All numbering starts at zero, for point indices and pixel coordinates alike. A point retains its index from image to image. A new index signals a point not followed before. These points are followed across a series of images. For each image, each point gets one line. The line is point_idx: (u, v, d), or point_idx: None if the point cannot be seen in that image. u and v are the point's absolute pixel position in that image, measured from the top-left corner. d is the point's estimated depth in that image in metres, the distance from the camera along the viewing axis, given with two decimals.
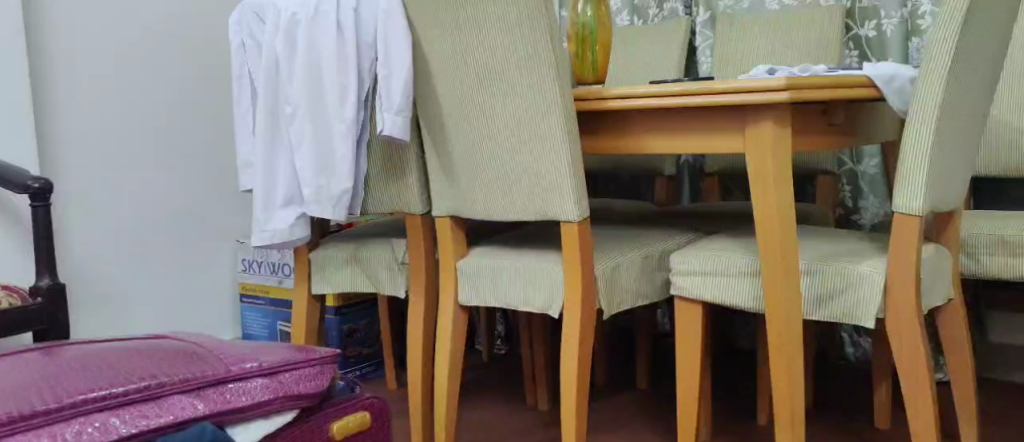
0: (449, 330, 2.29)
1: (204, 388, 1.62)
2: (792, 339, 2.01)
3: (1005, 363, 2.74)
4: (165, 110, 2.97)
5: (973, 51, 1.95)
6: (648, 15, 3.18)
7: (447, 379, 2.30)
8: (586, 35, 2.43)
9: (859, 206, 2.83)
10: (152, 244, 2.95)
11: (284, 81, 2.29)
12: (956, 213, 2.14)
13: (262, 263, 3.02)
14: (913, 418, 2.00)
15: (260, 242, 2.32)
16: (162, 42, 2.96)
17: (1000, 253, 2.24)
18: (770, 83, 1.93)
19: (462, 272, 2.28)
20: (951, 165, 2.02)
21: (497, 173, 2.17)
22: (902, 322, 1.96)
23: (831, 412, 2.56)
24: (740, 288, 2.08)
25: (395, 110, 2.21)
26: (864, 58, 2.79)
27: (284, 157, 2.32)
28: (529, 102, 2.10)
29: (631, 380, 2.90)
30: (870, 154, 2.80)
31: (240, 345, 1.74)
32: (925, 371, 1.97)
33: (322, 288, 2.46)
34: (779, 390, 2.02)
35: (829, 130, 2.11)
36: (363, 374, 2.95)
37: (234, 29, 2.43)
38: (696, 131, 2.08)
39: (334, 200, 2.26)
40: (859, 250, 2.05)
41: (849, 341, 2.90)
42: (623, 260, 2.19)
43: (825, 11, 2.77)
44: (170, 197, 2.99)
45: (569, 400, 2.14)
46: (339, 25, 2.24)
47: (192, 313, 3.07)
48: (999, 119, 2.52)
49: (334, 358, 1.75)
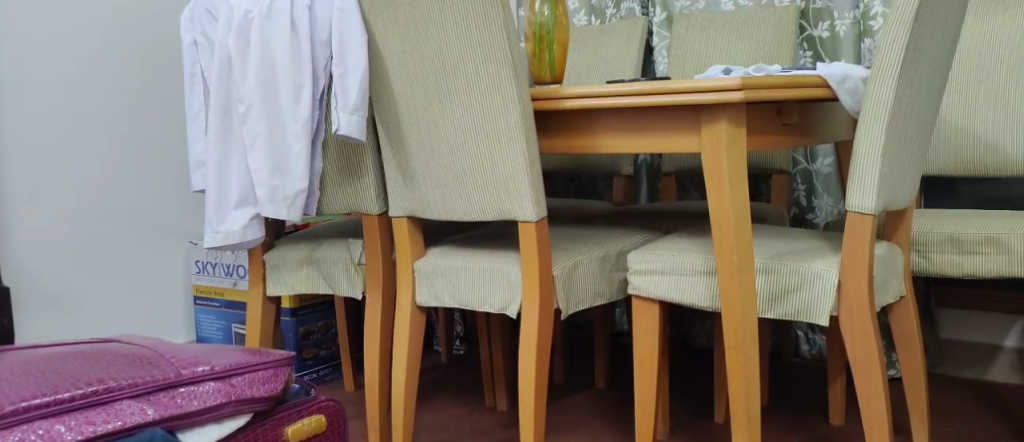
0: (407, 330, 2.28)
1: (153, 393, 1.61)
2: (747, 338, 2.02)
3: (955, 359, 2.77)
4: (117, 110, 2.94)
5: (923, 52, 1.97)
6: (606, 15, 3.19)
7: (404, 379, 2.29)
8: (543, 34, 2.43)
9: (813, 205, 2.85)
10: (104, 245, 2.92)
11: (236, 79, 2.27)
12: (908, 212, 2.16)
13: (214, 264, 2.99)
14: (866, 415, 2.02)
15: (212, 244, 2.30)
16: (112, 42, 2.93)
17: (949, 251, 2.27)
18: (723, 83, 1.93)
19: (420, 272, 2.27)
20: (903, 164, 2.04)
21: (453, 171, 2.17)
22: (855, 320, 1.97)
23: (786, 409, 2.58)
24: (696, 287, 2.08)
25: (350, 109, 2.19)
26: (818, 58, 2.82)
27: (237, 157, 2.29)
28: (486, 100, 2.09)
29: (588, 379, 2.90)
30: (823, 153, 2.82)
31: (191, 349, 1.72)
32: (878, 369, 1.99)
33: (278, 290, 2.44)
34: (735, 388, 2.03)
35: (784, 129, 2.12)
36: (318, 377, 2.93)
37: (185, 27, 2.39)
38: (652, 130, 2.08)
39: (289, 201, 2.24)
40: (814, 249, 2.07)
41: (804, 339, 2.91)
42: (581, 260, 2.19)
43: (780, 11, 2.79)
44: (121, 197, 2.95)
45: (527, 399, 2.14)
46: (293, 23, 2.23)
47: (146, 315, 3.03)
48: (949, 119, 2.55)
49: (289, 361, 1.73)
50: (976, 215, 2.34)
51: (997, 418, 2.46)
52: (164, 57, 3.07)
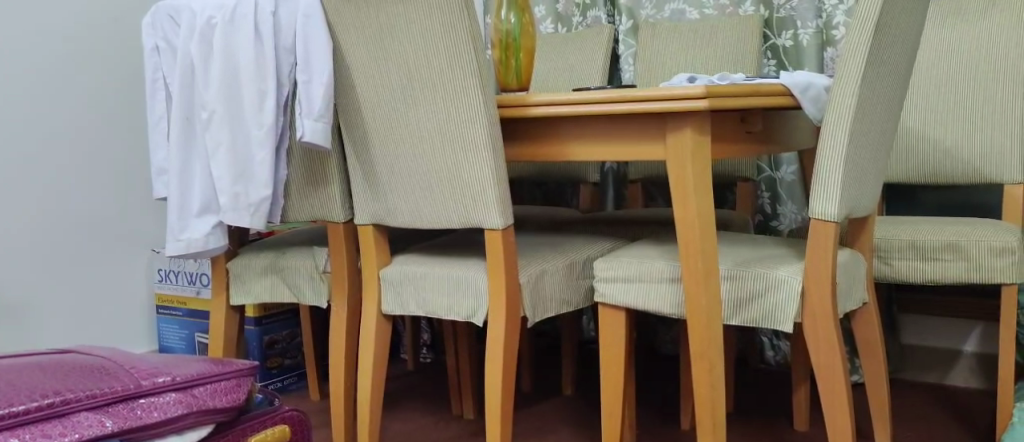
0: (373, 338, 2.27)
1: (112, 404, 1.60)
2: (712, 345, 2.02)
3: (917, 365, 2.79)
4: (77, 118, 2.91)
5: (885, 60, 1.98)
6: (572, 23, 3.19)
7: (370, 387, 2.28)
8: (509, 42, 2.42)
9: (778, 212, 2.86)
10: (65, 254, 2.89)
11: (198, 85, 2.26)
12: (870, 219, 2.17)
13: (177, 273, 2.96)
14: (830, 419, 2.03)
15: (174, 252, 2.28)
16: (72, 50, 2.90)
17: (911, 257, 2.29)
18: (688, 90, 1.94)
19: (386, 280, 2.26)
20: (865, 170, 2.05)
21: (418, 177, 2.16)
22: (819, 325, 1.98)
23: (752, 414, 2.59)
24: (662, 295, 2.08)
25: (315, 116, 2.17)
26: (782, 67, 2.84)
27: (200, 164, 2.28)
28: (452, 106, 2.09)
29: (556, 386, 2.90)
30: (787, 160, 2.84)
31: (153, 359, 1.71)
32: (842, 374, 2.00)
33: (241, 298, 2.43)
34: (701, 395, 2.04)
35: (747, 137, 2.14)
36: (283, 386, 2.91)
37: (147, 33, 2.37)
38: (617, 138, 2.09)
39: (252, 208, 2.23)
40: (778, 255, 2.08)
41: (769, 346, 2.92)
42: (547, 267, 2.19)
43: (743, 21, 2.81)
44: (81, 207, 2.92)
45: (493, 407, 2.14)
46: (255, 29, 2.21)
47: (108, 325, 3.00)
48: (908, 126, 2.58)
49: (252, 371, 1.73)
50: (937, 222, 2.37)
51: (960, 422, 2.48)
52: (125, 66, 3.04)
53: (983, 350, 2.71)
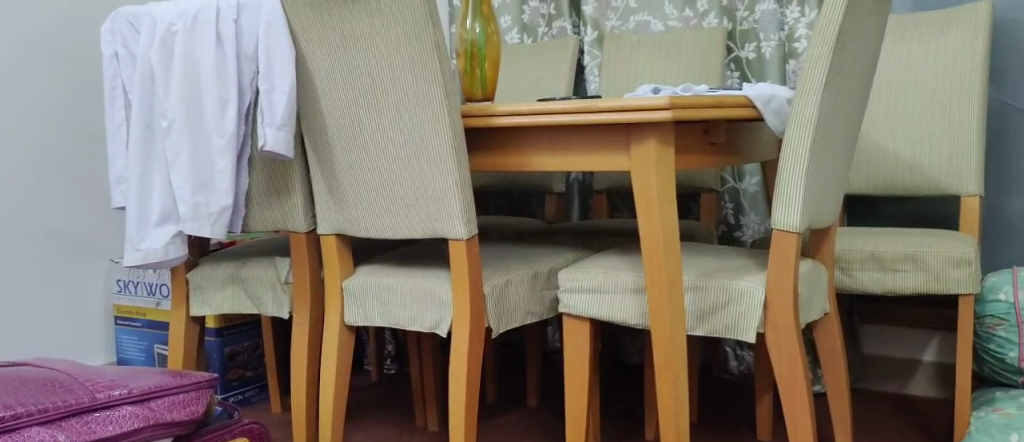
0: (336, 349, 2.26)
1: (66, 418, 1.65)
2: (676, 357, 2.02)
3: (879, 374, 2.80)
4: (34, 125, 2.88)
5: (846, 71, 1.99)
6: (538, 33, 3.20)
7: (332, 398, 2.27)
8: (474, 52, 2.42)
9: (741, 222, 2.88)
10: (22, 263, 2.85)
11: (159, 93, 2.24)
12: (833, 230, 2.18)
13: (137, 283, 2.93)
14: (792, 429, 2.03)
15: (132, 262, 2.25)
16: (30, 55, 2.87)
17: (872, 268, 2.30)
18: (652, 101, 1.94)
19: (348, 290, 2.24)
20: (826, 181, 2.05)
21: (382, 187, 2.15)
22: (781, 334, 1.99)
23: (715, 425, 2.59)
24: (625, 305, 2.09)
25: (277, 124, 2.16)
26: (745, 79, 2.85)
27: (158, 173, 2.26)
28: (416, 115, 2.08)
29: (519, 397, 2.89)
30: (750, 172, 2.85)
31: (109, 371, 1.75)
32: (804, 383, 2.00)
33: (202, 310, 2.41)
34: (665, 406, 2.04)
35: (711, 148, 2.14)
36: (243, 398, 2.88)
37: (105, 39, 2.34)
38: (581, 149, 2.09)
39: (213, 218, 2.22)
40: (741, 266, 2.08)
41: (732, 356, 2.93)
42: (511, 278, 2.18)
43: (707, 32, 2.82)
44: (37, 214, 2.88)
45: (456, 419, 2.13)
46: (217, 36, 2.19)
47: (65, 336, 2.96)
48: (869, 137, 2.60)
49: (208, 383, 1.78)
50: (898, 233, 2.38)
51: (921, 432, 2.50)
52: (86, 73, 3.01)
53: (942, 359, 2.73)
